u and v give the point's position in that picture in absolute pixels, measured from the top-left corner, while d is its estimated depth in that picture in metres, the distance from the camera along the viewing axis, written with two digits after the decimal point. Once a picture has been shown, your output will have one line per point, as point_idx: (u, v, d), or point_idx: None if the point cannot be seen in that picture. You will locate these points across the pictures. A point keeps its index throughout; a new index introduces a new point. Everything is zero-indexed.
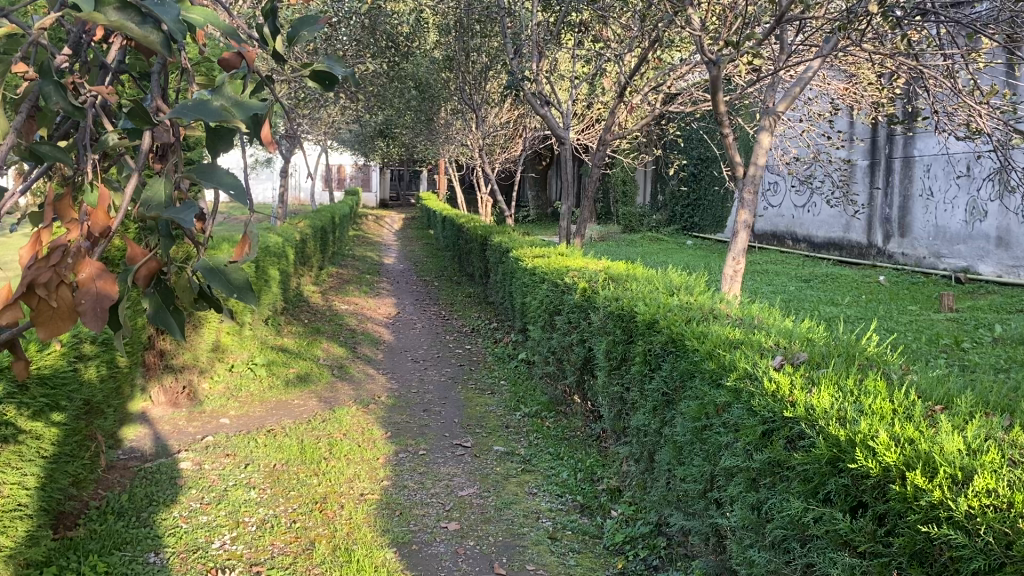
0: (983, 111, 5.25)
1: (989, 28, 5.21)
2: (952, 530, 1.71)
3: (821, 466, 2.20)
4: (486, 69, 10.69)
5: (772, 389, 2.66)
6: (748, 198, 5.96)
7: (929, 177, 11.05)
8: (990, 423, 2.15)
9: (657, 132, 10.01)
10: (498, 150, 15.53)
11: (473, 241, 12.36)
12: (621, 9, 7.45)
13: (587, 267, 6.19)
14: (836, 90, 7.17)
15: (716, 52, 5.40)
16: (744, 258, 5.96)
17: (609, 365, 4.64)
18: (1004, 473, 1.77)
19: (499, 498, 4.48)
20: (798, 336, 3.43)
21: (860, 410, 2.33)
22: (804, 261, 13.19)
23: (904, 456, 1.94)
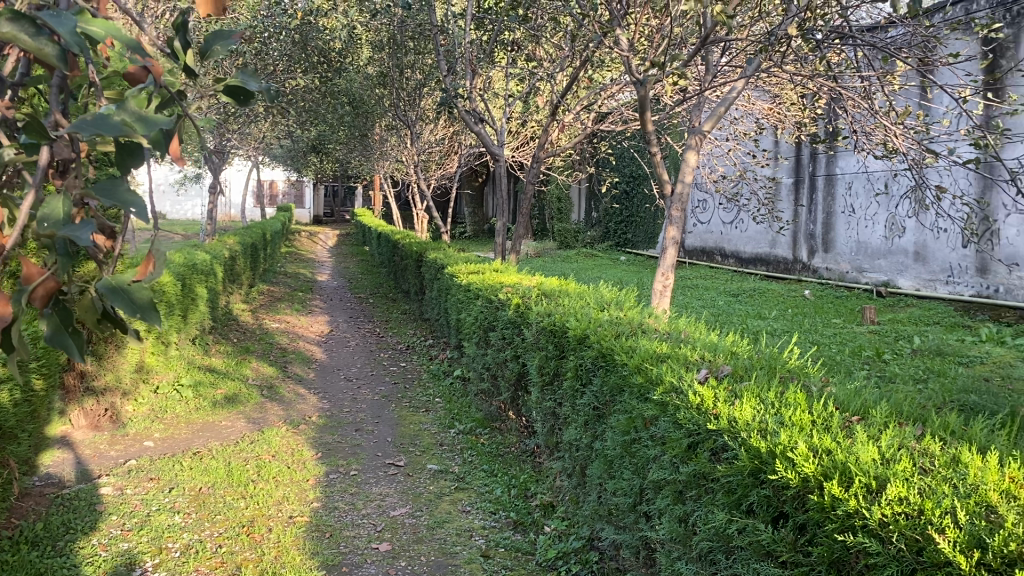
0: (898, 131, 5.46)
1: (902, 52, 5.44)
2: (867, 539, 1.75)
3: (744, 478, 2.24)
4: (419, 86, 10.66)
5: (696, 403, 2.71)
6: (676, 215, 6.08)
7: (850, 195, 11.41)
8: (904, 432, 2.23)
9: (590, 150, 10.13)
10: (433, 167, 15.50)
11: (407, 258, 12.29)
12: (552, 29, 7.54)
13: (520, 284, 6.22)
14: (761, 110, 7.37)
15: (643, 72, 5.51)
16: (673, 273, 6.06)
17: (541, 380, 4.65)
18: (915, 481, 1.83)
19: (432, 517, 4.44)
20: (723, 350, 3.50)
21: (781, 422, 2.39)
22: (733, 276, 13.47)
23: (822, 467, 1.99)
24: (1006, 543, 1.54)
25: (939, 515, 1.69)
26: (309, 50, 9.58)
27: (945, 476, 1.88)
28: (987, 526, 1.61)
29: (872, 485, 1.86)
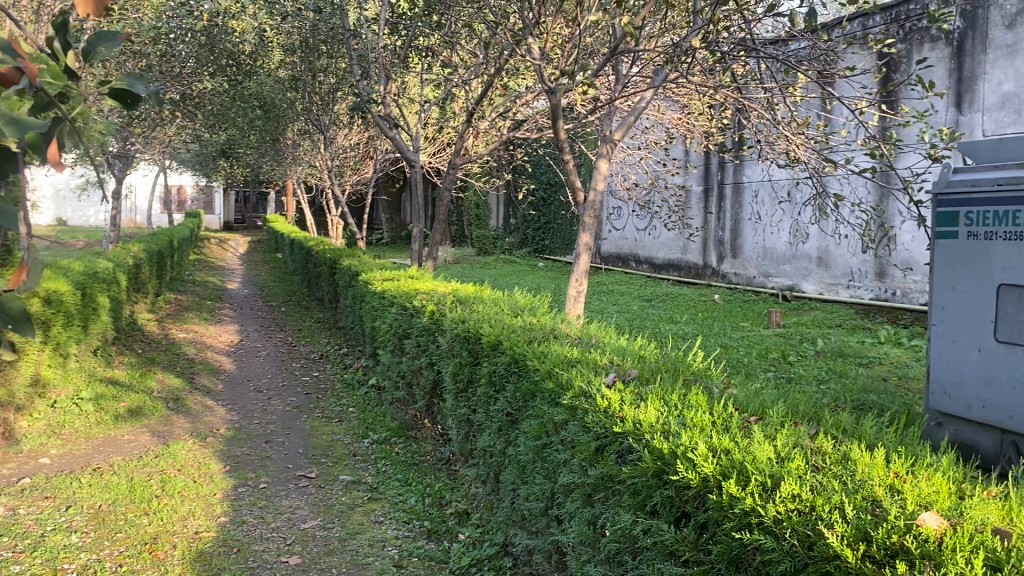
0: (799, 141, 5.67)
1: (803, 65, 5.65)
2: (762, 535, 1.81)
3: (648, 479, 2.29)
4: (333, 90, 10.50)
5: (603, 406, 2.76)
6: (588, 222, 6.16)
7: (757, 202, 11.80)
8: (798, 431, 2.32)
9: (506, 156, 10.16)
10: (347, 172, 15.29)
11: (321, 266, 12.11)
12: (467, 36, 7.55)
13: (435, 291, 6.20)
14: (671, 120, 7.54)
15: (554, 81, 5.56)
16: (587, 279, 6.13)
17: (456, 388, 4.64)
18: (808, 479, 1.91)
19: (344, 528, 4.37)
20: (632, 354, 3.57)
21: (682, 423, 2.46)
22: (647, 282, 13.71)
23: (720, 467, 2.06)
24: (889, 535, 1.62)
25: (828, 510, 1.76)
26: (218, 53, 9.34)
27: (835, 473, 1.96)
28: (872, 519, 1.69)
29: (768, 483, 1.93)
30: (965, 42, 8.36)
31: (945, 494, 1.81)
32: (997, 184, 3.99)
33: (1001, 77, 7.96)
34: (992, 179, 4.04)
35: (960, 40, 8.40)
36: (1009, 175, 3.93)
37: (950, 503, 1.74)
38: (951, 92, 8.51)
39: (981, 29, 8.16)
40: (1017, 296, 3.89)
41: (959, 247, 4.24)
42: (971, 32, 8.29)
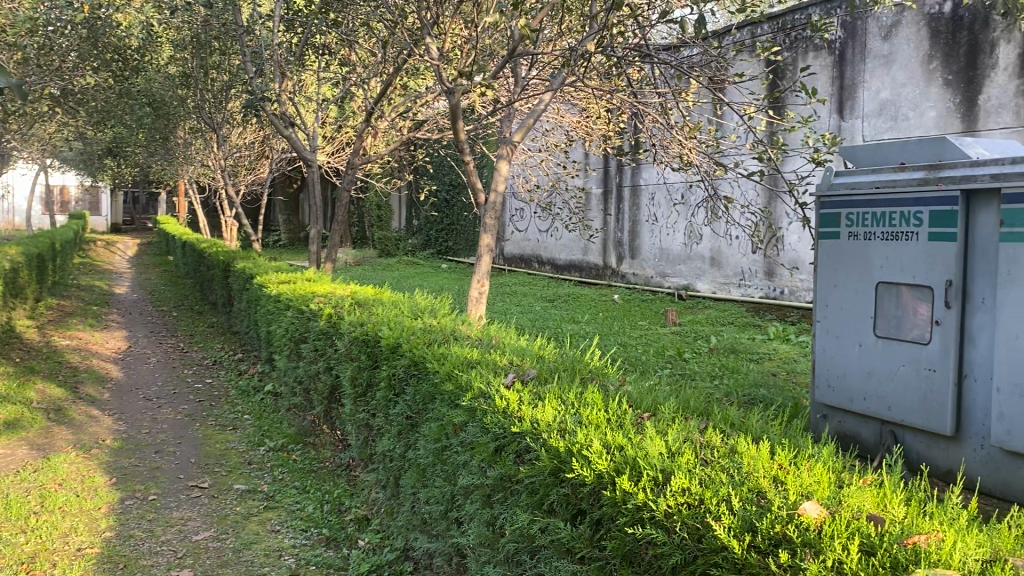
0: (691, 145, 5.83)
1: (695, 71, 5.81)
2: (654, 530, 1.85)
3: (545, 477, 2.31)
4: (226, 88, 10.19)
5: (501, 406, 2.77)
6: (489, 223, 6.17)
7: (653, 204, 12.06)
8: (688, 427, 2.39)
9: (407, 157, 10.06)
10: (242, 172, 14.86)
11: (215, 268, 11.72)
12: (365, 34, 7.45)
13: (334, 293, 6.11)
14: (571, 123, 7.61)
15: (452, 81, 5.53)
16: (488, 280, 6.12)
17: (354, 393, 4.57)
18: (697, 472, 1.97)
19: (239, 539, 4.23)
20: (531, 354, 3.60)
21: (578, 422, 2.49)
22: (548, 282, 13.83)
23: (614, 463, 2.10)
24: (772, 525, 1.68)
25: (716, 502, 1.81)
26: (102, 47, 8.93)
27: (723, 465, 2.03)
28: (757, 510, 1.74)
29: (659, 477, 1.98)
30: (846, 51, 8.76)
31: (824, 484, 1.89)
32: (877, 187, 4.20)
33: (879, 85, 8.37)
34: (871, 181, 4.24)
35: (841, 49, 8.81)
36: (886, 178, 4.14)
37: (829, 492, 1.82)
38: (833, 99, 8.91)
39: (861, 39, 8.57)
40: (895, 293, 4.10)
41: (840, 246, 4.44)
42: (851, 41, 8.71)
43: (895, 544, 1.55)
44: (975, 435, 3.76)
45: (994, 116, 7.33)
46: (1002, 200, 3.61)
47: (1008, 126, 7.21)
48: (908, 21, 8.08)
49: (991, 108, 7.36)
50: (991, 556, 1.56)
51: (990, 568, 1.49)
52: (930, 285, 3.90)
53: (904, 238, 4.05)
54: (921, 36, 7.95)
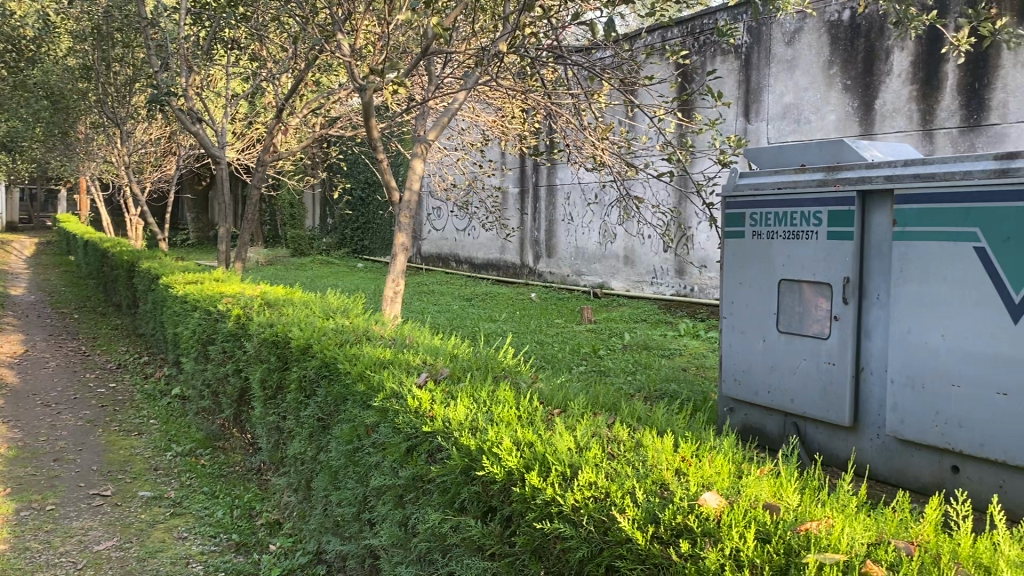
0: (603, 146, 5.93)
1: (607, 73, 5.90)
2: (562, 524, 1.88)
3: (456, 476, 2.33)
4: (129, 82, 9.79)
5: (413, 406, 2.77)
6: (404, 222, 6.13)
7: (569, 204, 12.16)
8: (598, 422, 2.44)
9: (320, 155, 9.87)
10: (148, 169, 14.34)
11: (118, 269, 11.30)
12: (276, 29, 7.29)
13: (243, 294, 5.98)
14: (486, 122, 7.59)
15: (365, 79, 5.46)
16: (403, 279, 6.08)
17: (263, 395, 4.48)
18: (604, 467, 2.01)
19: (143, 548, 4.09)
20: (444, 353, 3.60)
21: (490, 420, 2.51)
22: (465, 281, 13.79)
23: (523, 459, 2.13)
24: (674, 516, 1.73)
25: (622, 495, 1.85)
26: None
27: (629, 460, 2.08)
28: (661, 501, 1.79)
29: (567, 473, 2.01)
30: (751, 56, 9.04)
31: (725, 474, 1.95)
32: (778, 188, 4.36)
33: (782, 89, 8.68)
34: (773, 183, 4.40)
35: (747, 53, 9.08)
36: (787, 180, 4.30)
37: (728, 483, 1.89)
38: (739, 102, 9.19)
39: (765, 45, 8.86)
40: (797, 290, 4.25)
41: (745, 245, 4.58)
42: (757, 46, 8.98)
43: (789, 530, 1.62)
44: (871, 426, 3.95)
45: (889, 120, 7.68)
46: (894, 200, 3.79)
47: (903, 130, 7.57)
48: (810, 28, 8.40)
49: (886, 112, 7.72)
50: (877, 539, 1.64)
51: (875, 550, 1.57)
52: (829, 282, 4.07)
53: (804, 237, 4.21)
54: (822, 43, 8.27)
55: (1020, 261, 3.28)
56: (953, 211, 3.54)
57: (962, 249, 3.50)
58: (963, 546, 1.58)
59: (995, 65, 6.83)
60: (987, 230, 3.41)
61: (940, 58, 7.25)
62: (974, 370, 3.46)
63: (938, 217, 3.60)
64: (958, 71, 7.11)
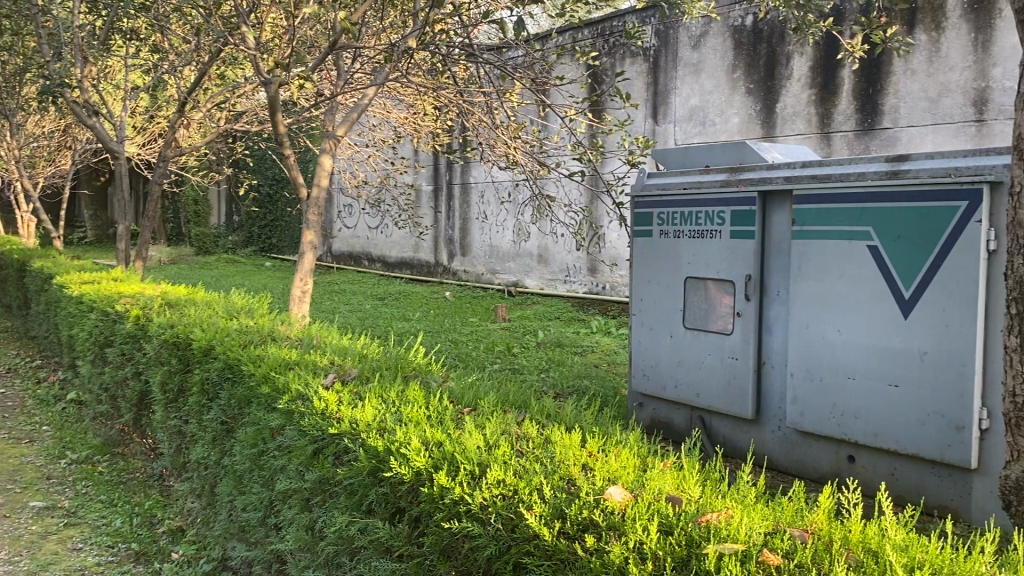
0: (515, 145, 5.94)
1: (518, 73, 5.90)
2: (469, 522, 1.88)
3: (363, 478, 2.30)
4: (17, 72, 9.27)
5: (320, 407, 2.71)
6: (313, 220, 6.02)
7: (483, 203, 12.14)
8: (506, 420, 2.45)
9: (226, 151, 9.59)
10: (40, 164, 13.64)
11: (7, 269, 10.70)
12: (177, 20, 7.02)
13: (142, 294, 5.75)
14: (398, 119, 7.51)
15: (270, 72, 5.30)
16: (312, 278, 5.96)
17: (164, 399, 4.32)
18: (512, 464, 2.01)
19: (34, 560, 3.88)
20: (353, 353, 3.55)
21: (398, 420, 2.48)
22: (377, 279, 13.63)
23: (432, 459, 2.12)
24: (580, 511, 1.74)
25: (530, 492, 1.86)
26: None
27: (537, 456, 2.10)
28: (567, 497, 1.81)
29: (475, 471, 2.01)
30: (659, 59, 9.21)
31: (629, 469, 1.99)
32: (684, 188, 4.46)
33: (688, 92, 8.88)
34: (679, 183, 4.50)
35: (655, 56, 9.26)
36: (693, 180, 4.40)
37: (632, 477, 1.92)
38: (647, 104, 9.36)
39: (672, 48, 9.06)
40: (702, 288, 4.36)
41: (652, 243, 4.67)
42: (664, 49, 9.17)
43: (691, 522, 1.66)
44: (773, 418, 4.08)
45: (789, 123, 7.95)
46: (793, 200, 3.92)
47: (802, 133, 7.84)
48: (714, 32, 8.62)
49: (787, 116, 7.97)
50: (774, 528, 1.69)
51: (771, 539, 1.61)
52: (732, 280, 4.19)
53: (709, 235, 4.32)
54: (726, 47, 8.50)
55: (910, 258, 3.44)
56: (848, 211, 3.68)
57: (855, 248, 3.66)
58: (854, 532, 1.65)
59: (887, 71, 7.14)
60: (879, 229, 3.56)
61: (836, 64, 7.53)
62: (867, 363, 3.61)
63: (833, 216, 3.75)
64: (854, 77, 7.41)
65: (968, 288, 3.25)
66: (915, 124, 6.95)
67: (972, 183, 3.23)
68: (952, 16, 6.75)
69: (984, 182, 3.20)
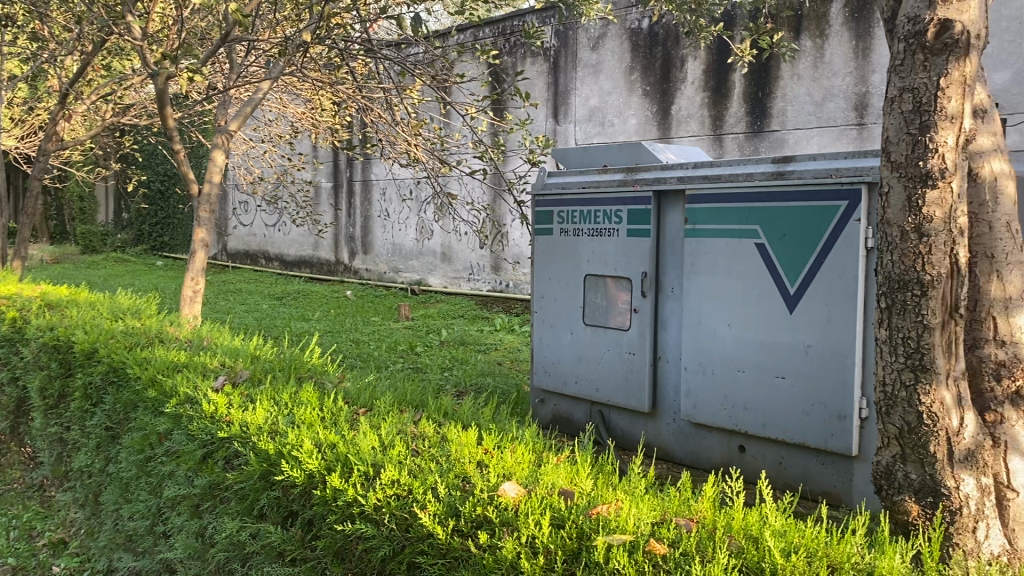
0: (415, 143, 5.89)
1: (418, 70, 5.86)
2: (363, 524, 1.86)
3: (254, 482, 2.25)
4: None
5: (209, 411, 2.64)
6: (204, 217, 5.82)
7: (384, 200, 11.97)
8: (402, 420, 2.44)
9: (113, 146, 9.16)
10: None
11: None
12: (57, 7, 6.66)
13: (19, 295, 5.43)
14: (295, 114, 7.33)
15: (157, 64, 5.09)
16: (204, 277, 5.75)
17: (43, 406, 4.09)
18: (407, 464, 2.00)
19: None
20: (244, 354, 3.46)
21: (291, 422, 2.43)
22: (276, 279, 13.26)
23: (324, 461, 2.08)
24: (474, 508, 1.75)
25: (423, 491, 1.85)
26: None
27: (432, 455, 2.09)
28: (462, 495, 1.81)
29: (369, 472, 1.99)
30: (559, 59, 9.32)
31: (524, 465, 2.01)
32: (583, 187, 4.53)
33: (588, 93, 9.01)
34: (578, 182, 4.56)
35: (555, 56, 9.36)
36: (591, 180, 4.48)
37: (527, 472, 1.94)
38: (547, 104, 9.45)
39: (572, 49, 9.17)
40: (601, 285, 4.44)
41: (551, 241, 4.71)
42: (564, 50, 9.27)
43: (582, 515, 1.69)
44: (668, 411, 4.19)
45: (684, 125, 8.17)
46: (686, 200, 4.03)
47: (695, 134, 8.08)
48: (613, 34, 8.76)
49: (682, 117, 8.19)
50: (661, 518, 1.74)
51: (659, 529, 1.65)
52: (629, 277, 4.27)
53: (607, 234, 4.39)
54: (624, 49, 8.66)
55: (795, 255, 3.59)
56: (736, 211, 3.81)
57: (744, 246, 3.79)
58: (736, 520, 1.72)
59: (776, 76, 7.42)
60: (766, 228, 3.70)
61: (728, 68, 7.79)
62: (757, 356, 3.74)
63: (724, 215, 3.86)
64: (745, 81, 7.67)
65: (848, 284, 3.41)
66: (802, 126, 7.25)
67: (852, 184, 3.39)
68: (835, 23, 7.07)
69: (862, 182, 3.36)
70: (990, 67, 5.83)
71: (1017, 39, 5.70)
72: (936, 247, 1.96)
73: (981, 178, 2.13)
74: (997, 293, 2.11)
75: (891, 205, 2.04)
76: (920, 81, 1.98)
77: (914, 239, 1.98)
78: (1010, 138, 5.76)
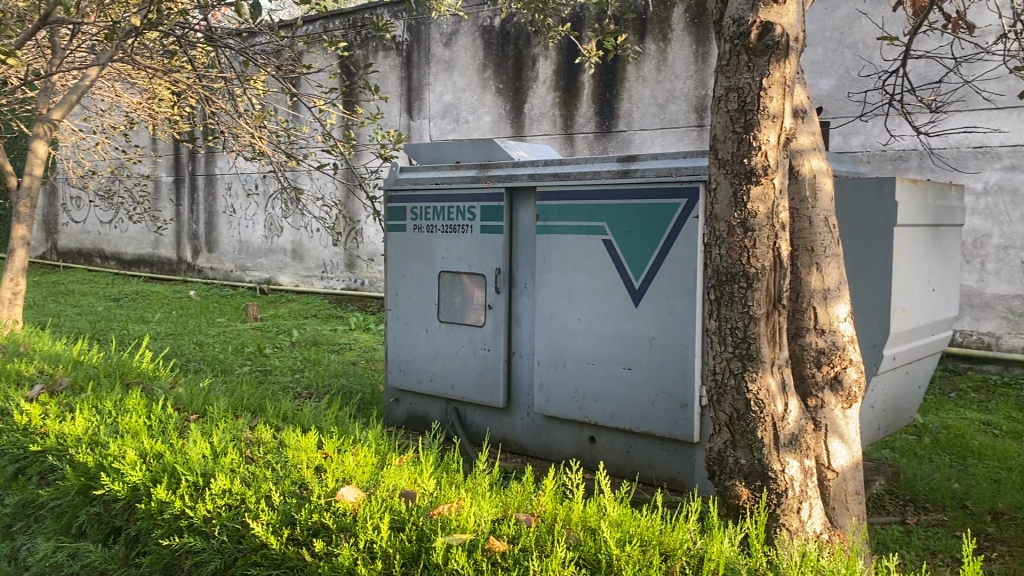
0: (258, 135, 5.66)
1: (263, 60, 5.61)
2: (192, 537, 1.86)
3: (73, 497, 2.18)
4: None
5: (21, 422, 2.48)
6: (23, 212, 5.36)
7: (230, 195, 11.45)
8: (237, 425, 2.35)
9: None
10: None
11: None
12: None
13: None
14: (129, 104, 6.87)
15: None
16: (24, 278, 5.30)
17: None
18: (238, 472, 1.98)
19: None
20: (65, 360, 3.21)
21: (114, 431, 2.31)
22: (112, 279, 12.44)
23: (150, 473, 2.04)
24: (310, 515, 1.76)
25: (255, 500, 1.85)
26: None
27: (267, 462, 2.05)
28: (297, 502, 1.81)
29: (197, 482, 1.97)
30: (412, 54, 9.19)
31: (365, 467, 1.98)
32: (436, 183, 4.48)
33: (441, 89, 8.96)
34: (431, 178, 4.52)
35: (407, 51, 9.22)
36: (444, 176, 4.44)
37: (367, 475, 1.92)
38: (400, 98, 9.30)
39: (424, 44, 9.06)
40: (455, 282, 4.41)
41: (403, 238, 4.65)
42: (416, 45, 9.16)
43: (421, 516, 1.70)
44: (521, 405, 4.24)
45: (536, 124, 8.28)
46: (536, 197, 4.07)
47: (547, 133, 8.20)
48: (465, 31, 8.74)
49: (534, 116, 8.30)
50: (502, 514, 1.77)
51: (498, 527, 1.68)
52: (482, 273, 4.27)
53: (459, 230, 4.37)
54: (476, 46, 8.67)
55: (639, 251, 3.69)
56: (584, 207, 3.88)
57: (592, 242, 3.86)
58: (574, 512, 1.75)
59: (622, 77, 7.64)
60: (612, 224, 3.79)
61: (577, 68, 7.95)
62: (604, 349, 3.83)
63: (572, 212, 3.93)
64: (593, 81, 7.84)
65: (688, 277, 3.54)
66: (646, 127, 7.49)
67: (690, 182, 3.52)
68: (677, 27, 7.33)
69: (699, 181, 3.50)
70: (815, 73, 6.22)
71: (839, 48, 6.09)
72: (760, 241, 2.06)
73: (801, 175, 2.26)
74: (817, 285, 2.23)
75: (718, 201, 2.12)
76: (744, 81, 2.06)
77: (739, 234, 2.07)
78: (833, 141, 6.18)
